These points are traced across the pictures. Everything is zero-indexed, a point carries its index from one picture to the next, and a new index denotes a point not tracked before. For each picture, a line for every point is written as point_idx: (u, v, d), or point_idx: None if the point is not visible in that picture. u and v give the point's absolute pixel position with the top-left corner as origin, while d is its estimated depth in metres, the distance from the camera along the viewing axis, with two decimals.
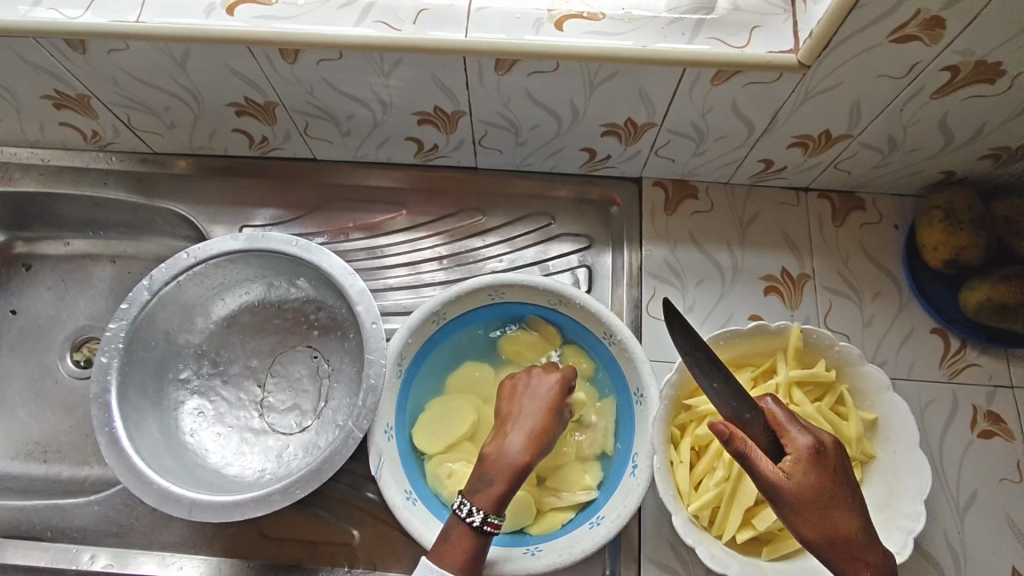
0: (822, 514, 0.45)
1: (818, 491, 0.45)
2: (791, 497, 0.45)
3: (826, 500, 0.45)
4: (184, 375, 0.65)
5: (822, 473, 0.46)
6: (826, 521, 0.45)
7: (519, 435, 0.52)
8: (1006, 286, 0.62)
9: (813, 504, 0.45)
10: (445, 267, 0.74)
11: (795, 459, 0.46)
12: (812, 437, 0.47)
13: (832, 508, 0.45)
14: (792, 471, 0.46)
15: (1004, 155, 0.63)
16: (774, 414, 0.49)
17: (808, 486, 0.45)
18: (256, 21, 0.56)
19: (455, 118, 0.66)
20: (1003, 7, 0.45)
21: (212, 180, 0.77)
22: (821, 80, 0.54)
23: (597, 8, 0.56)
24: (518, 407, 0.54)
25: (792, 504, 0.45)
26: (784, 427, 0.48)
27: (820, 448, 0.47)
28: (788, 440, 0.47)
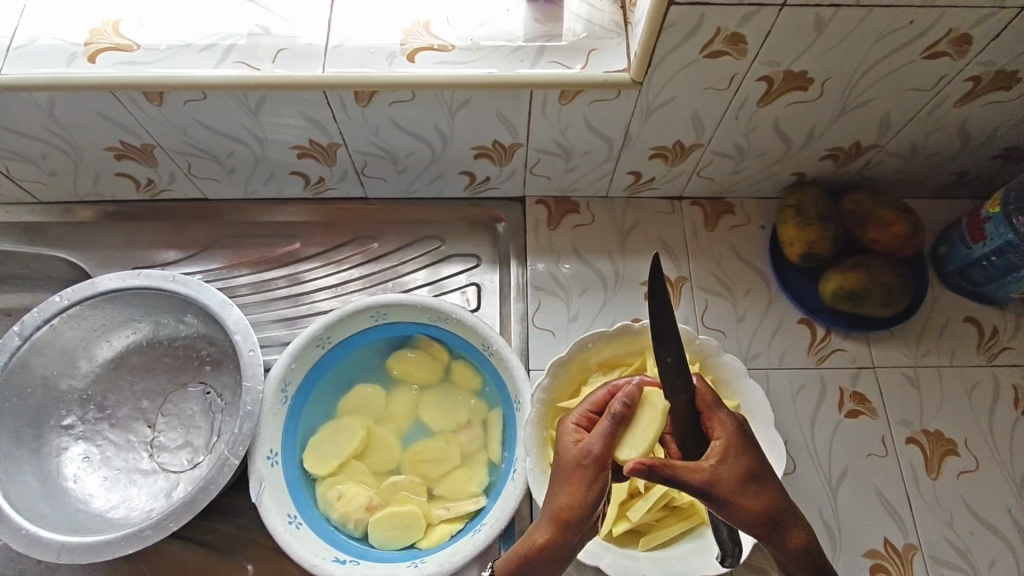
0: (760, 492, 0.45)
1: (751, 470, 0.45)
2: (729, 482, 0.44)
3: (759, 478, 0.45)
4: (67, 421, 0.65)
5: (749, 450, 0.46)
6: (764, 500, 0.44)
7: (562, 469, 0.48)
8: (854, 275, 0.66)
9: (750, 483, 0.44)
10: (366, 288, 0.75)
11: (724, 441, 0.46)
12: (736, 420, 0.47)
13: (764, 486, 0.45)
14: (724, 456, 0.45)
15: (841, 155, 0.69)
16: (703, 397, 0.49)
17: (742, 467, 0.45)
18: (119, 67, 0.58)
19: (333, 150, 0.69)
20: (791, 22, 0.51)
21: (102, 225, 0.77)
22: (656, 95, 0.60)
23: (447, 40, 0.61)
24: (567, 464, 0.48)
25: (733, 491, 0.44)
26: (712, 410, 0.48)
27: (744, 428, 0.47)
28: (715, 424, 0.47)
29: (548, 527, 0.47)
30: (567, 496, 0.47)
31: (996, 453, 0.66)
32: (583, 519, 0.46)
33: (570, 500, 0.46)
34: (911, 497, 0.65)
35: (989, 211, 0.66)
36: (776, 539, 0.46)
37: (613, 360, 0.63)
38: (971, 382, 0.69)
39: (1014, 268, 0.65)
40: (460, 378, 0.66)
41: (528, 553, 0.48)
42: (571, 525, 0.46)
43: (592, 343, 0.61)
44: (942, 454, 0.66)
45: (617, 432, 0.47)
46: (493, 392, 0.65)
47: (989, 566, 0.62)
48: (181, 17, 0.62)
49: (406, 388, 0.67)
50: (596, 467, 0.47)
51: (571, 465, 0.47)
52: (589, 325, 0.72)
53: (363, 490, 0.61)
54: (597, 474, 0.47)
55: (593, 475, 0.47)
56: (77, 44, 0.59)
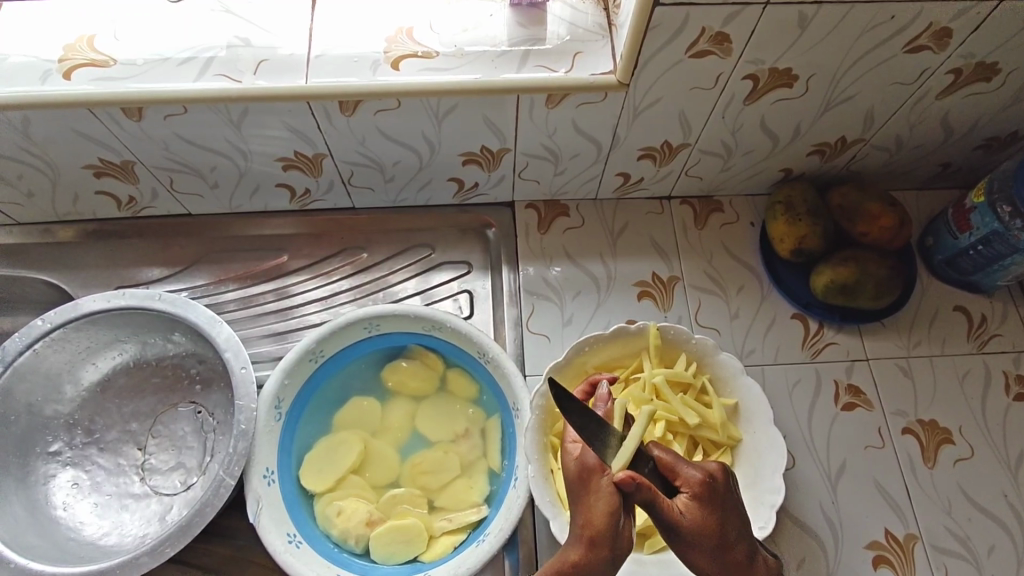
0: (724, 550, 0.43)
1: (715, 529, 0.43)
2: (698, 534, 0.42)
3: (723, 539, 0.43)
4: (54, 448, 0.63)
5: (714, 512, 0.43)
6: (726, 558, 0.43)
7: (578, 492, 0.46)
8: (847, 268, 0.67)
9: (717, 540, 0.43)
10: (351, 301, 0.75)
11: (687, 499, 0.44)
12: (702, 473, 0.45)
13: (732, 538, 0.43)
14: (685, 515, 0.43)
15: (827, 150, 0.69)
16: (663, 459, 0.46)
17: (710, 523, 0.43)
18: (95, 83, 0.57)
19: (318, 161, 0.68)
20: (775, 21, 0.51)
21: (84, 244, 0.76)
22: (643, 97, 0.60)
23: (430, 47, 0.60)
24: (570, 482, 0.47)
25: (697, 543, 0.42)
26: (677, 467, 0.45)
27: (712, 484, 0.44)
28: (681, 482, 0.45)
29: (580, 549, 0.44)
30: (585, 508, 0.45)
31: (990, 440, 0.67)
32: (610, 528, 0.43)
33: (592, 506, 0.44)
34: (909, 487, 0.65)
35: (974, 200, 0.66)
36: None
37: (610, 363, 0.62)
38: (962, 370, 0.70)
39: (1001, 257, 0.66)
40: (456, 386, 0.66)
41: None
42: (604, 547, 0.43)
43: (589, 346, 0.61)
44: (937, 443, 0.67)
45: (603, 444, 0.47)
46: (490, 400, 0.65)
47: (988, 552, 0.62)
48: (159, 30, 0.60)
49: (402, 398, 0.66)
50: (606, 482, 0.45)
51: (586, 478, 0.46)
52: (583, 328, 0.72)
53: (362, 505, 0.59)
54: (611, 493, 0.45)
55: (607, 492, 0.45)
56: (50, 61, 0.58)
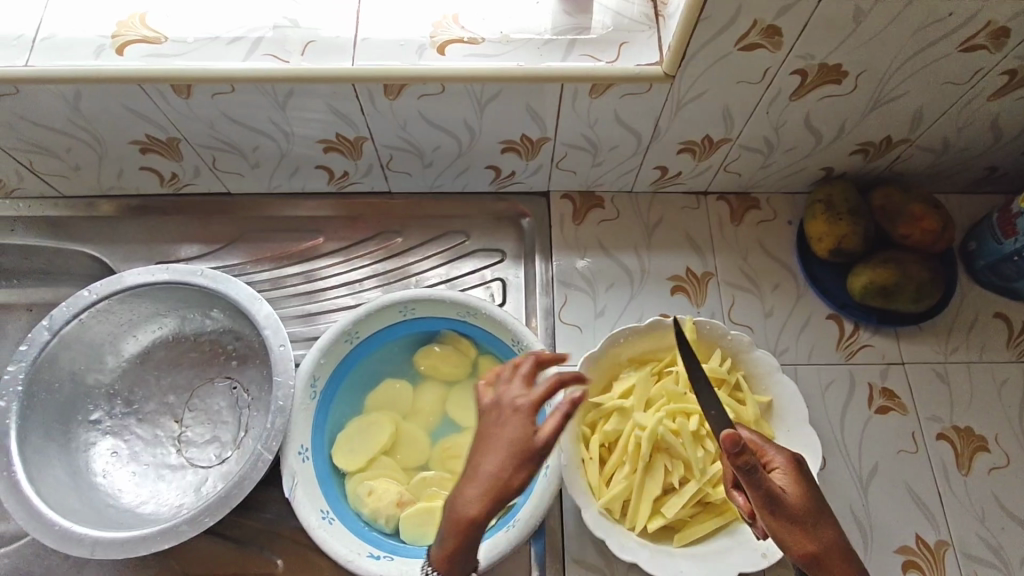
0: (816, 527, 0.45)
1: (809, 503, 0.46)
2: (791, 505, 0.45)
3: (816, 513, 0.46)
4: (95, 416, 0.65)
5: (804, 487, 0.47)
6: (816, 537, 0.45)
7: (479, 435, 0.45)
8: (886, 270, 0.66)
9: (809, 515, 0.45)
10: (379, 287, 0.75)
11: (782, 472, 0.48)
12: (789, 455, 0.49)
13: (822, 515, 0.46)
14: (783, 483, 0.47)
15: (872, 150, 0.68)
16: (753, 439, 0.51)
17: (803, 496, 0.46)
18: (146, 60, 0.57)
19: (359, 144, 0.68)
20: (829, 16, 0.51)
21: (125, 219, 0.77)
22: (689, 89, 0.59)
23: (477, 33, 0.60)
24: (465, 444, 0.45)
25: (793, 515, 0.45)
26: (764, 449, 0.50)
27: (800, 466, 0.49)
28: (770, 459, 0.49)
29: (475, 509, 0.42)
30: (503, 467, 0.42)
31: None
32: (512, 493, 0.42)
33: (506, 472, 0.42)
34: (942, 493, 0.64)
35: (1021, 205, 0.65)
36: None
37: (644, 356, 0.63)
38: (1001, 378, 0.69)
39: None
40: (487, 373, 0.66)
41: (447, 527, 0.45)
42: (481, 521, 0.43)
43: (624, 339, 0.61)
44: (972, 450, 0.66)
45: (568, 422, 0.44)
46: None
47: (1021, 562, 0.62)
48: (209, 9, 0.61)
49: (434, 382, 0.67)
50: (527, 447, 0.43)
51: (494, 425, 0.44)
52: (615, 320, 0.72)
53: (393, 485, 0.60)
54: (516, 454, 0.42)
55: (519, 456, 0.42)
56: (104, 37, 0.59)
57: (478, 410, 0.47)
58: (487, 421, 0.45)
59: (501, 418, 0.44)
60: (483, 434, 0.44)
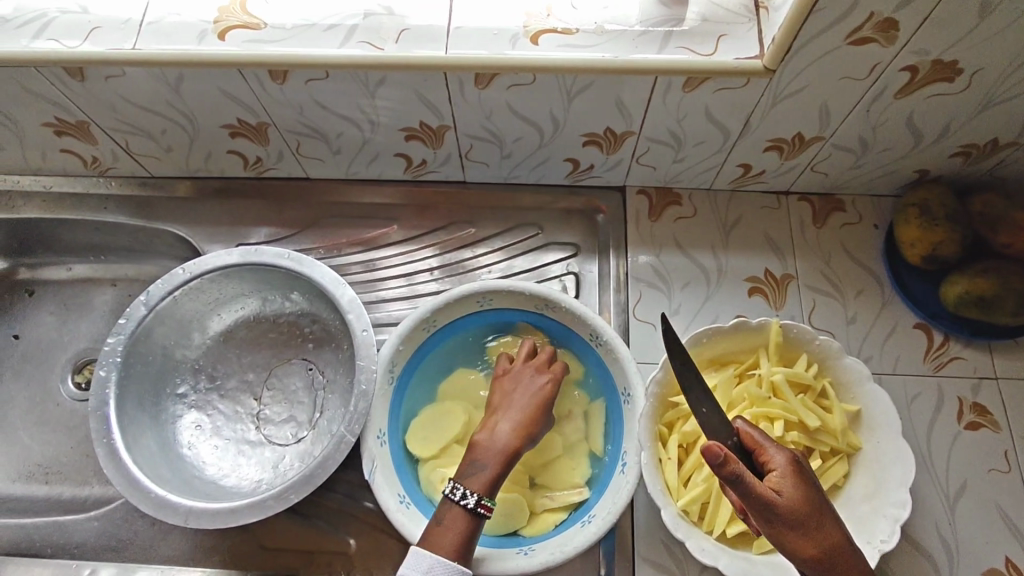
0: (815, 526, 0.44)
1: (810, 502, 0.44)
2: (791, 510, 0.43)
3: (815, 513, 0.44)
4: (181, 390, 0.67)
5: (805, 485, 0.45)
6: (817, 536, 0.43)
7: (503, 394, 0.59)
8: (985, 280, 0.63)
9: (810, 517, 0.44)
10: (440, 278, 0.75)
11: (781, 473, 0.46)
12: (788, 453, 0.47)
13: (823, 516, 0.44)
14: (780, 486, 0.45)
15: (974, 152, 0.65)
16: (750, 436, 0.50)
17: (803, 498, 0.44)
18: (246, 45, 0.59)
19: (441, 133, 0.68)
20: (951, 8, 0.48)
21: (208, 201, 0.79)
22: (788, 85, 0.57)
23: (571, 24, 0.59)
24: (506, 400, 0.58)
25: (793, 520, 0.43)
26: (763, 447, 0.48)
27: (800, 462, 0.47)
28: (766, 458, 0.48)
29: (514, 439, 0.55)
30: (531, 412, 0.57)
31: None
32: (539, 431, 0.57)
33: (533, 416, 0.57)
34: None
35: None
36: None
37: (725, 356, 0.61)
38: None
39: None
40: None
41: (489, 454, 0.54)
42: (518, 450, 0.55)
43: (707, 338, 0.59)
44: None
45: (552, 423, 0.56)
46: (595, 384, 0.64)
47: None
48: None
49: None
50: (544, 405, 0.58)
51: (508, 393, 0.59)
52: (691, 320, 0.70)
53: None
54: (536, 410, 0.57)
55: (545, 407, 0.58)
56: (206, 22, 0.60)
57: (502, 376, 0.61)
58: (509, 380, 0.60)
59: (518, 377, 0.60)
60: (514, 390, 0.59)
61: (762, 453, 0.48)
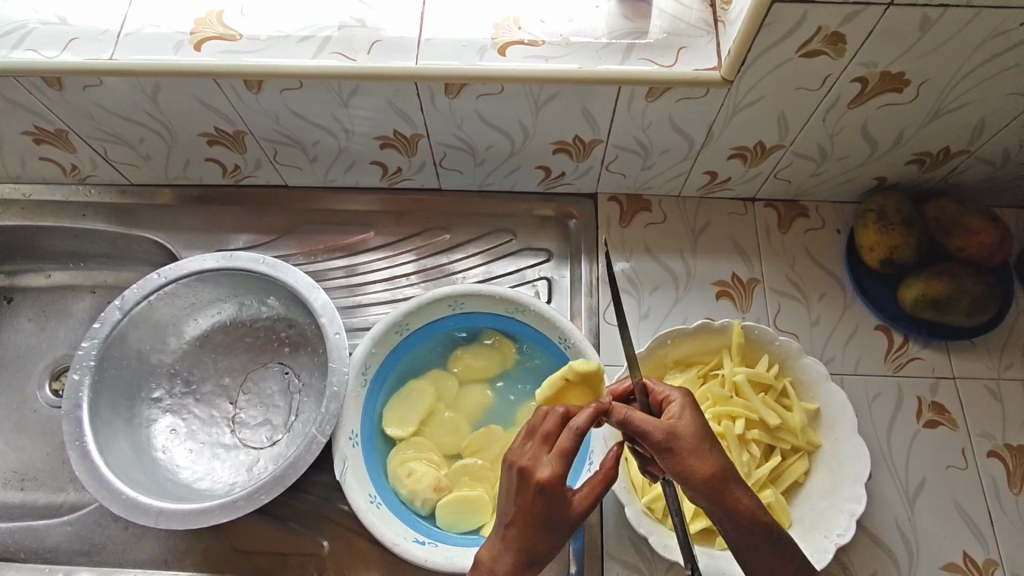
0: (706, 449, 0.45)
1: (702, 428, 0.46)
2: (681, 434, 0.45)
3: (707, 435, 0.46)
4: (156, 394, 0.68)
5: (699, 413, 0.47)
6: (709, 457, 0.45)
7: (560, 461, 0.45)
8: (938, 282, 0.65)
9: (700, 441, 0.45)
10: (419, 283, 0.77)
11: (679, 403, 0.48)
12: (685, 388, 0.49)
13: (714, 441, 0.46)
14: (677, 415, 0.47)
15: (928, 160, 0.68)
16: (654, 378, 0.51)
17: (694, 424, 0.46)
18: (222, 55, 0.60)
19: (414, 141, 0.70)
20: (894, 24, 0.51)
21: (187, 208, 0.80)
22: (746, 94, 0.60)
23: (537, 35, 0.62)
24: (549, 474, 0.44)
25: (685, 445, 0.45)
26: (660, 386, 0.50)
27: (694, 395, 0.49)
28: (666, 395, 0.49)
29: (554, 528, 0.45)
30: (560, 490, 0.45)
31: None
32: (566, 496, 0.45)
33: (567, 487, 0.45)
34: (992, 511, 0.63)
35: None
36: (724, 507, 0.44)
37: (690, 357, 0.63)
38: None
39: None
40: (530, 369, 0.68)
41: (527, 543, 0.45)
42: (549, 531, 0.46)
43: (671, 340, 0.61)
44: None
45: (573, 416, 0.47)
46: None
47: None
48: (279, 8, 0.64)
49: (475, 381, 0.68)
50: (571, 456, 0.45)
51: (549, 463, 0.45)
52: (660, 323, 0.72)
53: (432, 470, 0.62)
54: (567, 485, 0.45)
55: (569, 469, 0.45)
56: (183, 33, 0.62)
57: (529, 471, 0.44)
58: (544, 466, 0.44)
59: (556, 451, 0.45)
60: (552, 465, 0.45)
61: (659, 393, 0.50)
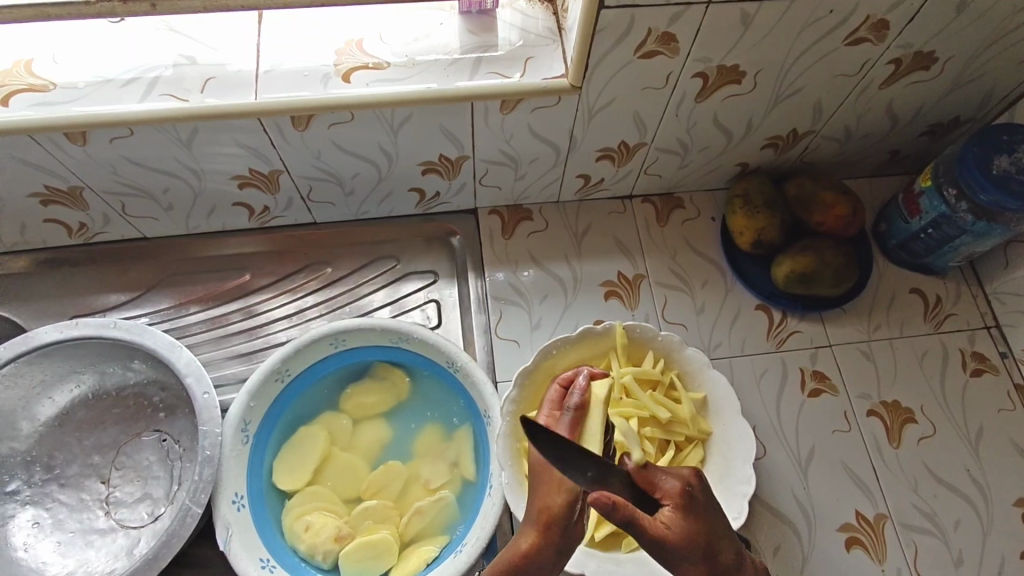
0: (710, 554, 0.44)
1: (702, 532, 0.45)
2: (677, 542, 0.43)
3: (709, 539, 0.45)
4: (12, 487, 0.62)
5: (697, 514, 0.45)
6: (712, 562, 0.44)
7: (543, 473, 0.53)
8: (804, 257, 0.68)
9: (700, 546, 0.44)
10: (302, 323, 0.73)
11: (671, 506, 0.45)
12: (679, 480, 0.47)
13: (714, 546, 0.45)
14: (671, 520, 0.44)
15: (780, 143, 0.71)
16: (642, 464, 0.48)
17: (692, 528, 0.44)
18: (34, 109, 0.55)
19: (275, 177, 0.67)
20: (718, 21, 0.52)
21: (33, 274, 0.73)
22: (597, 98, 0.60)
23: (381, 58, 0.60)
24: (545, 480, 0.52)
25: (682, 552, 0.43)
26: (654, 478, 0.47)
27: (689, 489, 0.47)
28: (661, 490, 0.47)
29: (524, 543, 0.49)
30: (547, 498, 0.51)
31: (949, 416, 0.69)
32: (563, 519, 0.50)
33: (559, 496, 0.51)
34: (876, 467, 0.67)
35: (922, 185, 0.68)
36: None
37: (578, 365, 0.63)
38: (921, 350, 0.72)
39: (950, 239, 0.68)
40: (425, 396, 0.66)
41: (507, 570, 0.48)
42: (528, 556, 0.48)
43: (555, 350, 0.61)
44: (902, 423, 0.69)
45: (578, 419, 0.56)
46: (461, 409, 0.65)
47: (954, 526, 0.64)
48: (99, 50, 0.59)
49: (370, 417, 0.65)
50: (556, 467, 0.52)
51: (542, 470, 0.53)
52: (552, 332, 0.72)
53: (331, 519, 0.59)
54: (552, 506, 0.50)
55: (555, 481, 0.51)
56: None
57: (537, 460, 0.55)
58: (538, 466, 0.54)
59: (548, 471, 0.52)
60: (544, 473, 0.53)
61: (655, 483, 0.47)
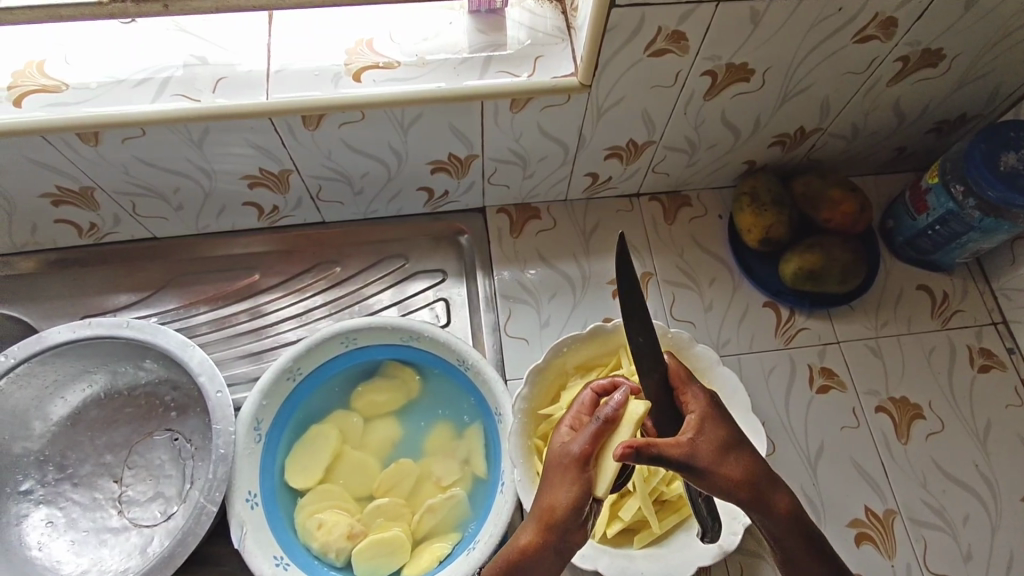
0: (737, 460, 0.46)
1: (729, 439, 0.47)
2: (705, 450, 0.45)
3: (735, 444, 0.47)
4: (25, 487, 0.62)
5: (723, 421, 0.48)
6: (739, 466, 0.46)
7: (552, 469, 0.49)
8: (812, 255, 0.68)
9: (727, 451, 0.46)
10: (311, 322, 0.73)
11: (699, 414, 0.48)
12: (706, 392, 0.49)
13: (741, 450, 0.47)
14: (699, 428, 0.47)
15: (788, 141, 0.71)
16: (676, 372, 0.50)
17: (717, 436, 0.46)
18: (46, 109, 0.55)
19: (285, 177, 0.67)
20: (728, 19, 0.53)
21: (43, 275, 0.73)
22: (607, 96, 0.60)
23: (391, 57, 0.60)
24: (552, 473, 0.49)
25: (711, 458, 0.45)
26: (685, 385, 0.50)
27: (715, 400, 0.49)
28: (688, 398, 0.49)
29: (526, 536, 0.48)
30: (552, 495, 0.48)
31: (957, 412, 0.69)
32: (566, 520, 0.47)
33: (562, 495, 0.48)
34: (885, 463, 0.67)
35: (929, 181, 0.69)
36: (761, 508, 0.47)
37: (589, 362, 0.63)
38: (929, 346, 0.72)
39: (957, 235, 0.69)
40: (435, 394, 0.66)
41: (513, 557, 0.49)
42: (528, 547, 0.48)
43: (566, 348, 0.61)
44: (910, 419, 0.69)
45: (605, 432, 0.47)
46: (471, 407, 0.65)
47: (963, 521, 0.65)
48: (109, 50, 0.59)
49: (380, 415, 0.65)
50: (567, 467, 0.48)
51: (553, 469, 0.49)
52: (561, 330, 0.72)
53: (343, 517, 0.59)
54: (556, 504, 0.48)
55: (562, 478, 0.48)
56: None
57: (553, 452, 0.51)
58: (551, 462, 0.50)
59: (557, 470, 0.48)
60: (552, 471, 0.49)
61: (683, 395, 0.50)
